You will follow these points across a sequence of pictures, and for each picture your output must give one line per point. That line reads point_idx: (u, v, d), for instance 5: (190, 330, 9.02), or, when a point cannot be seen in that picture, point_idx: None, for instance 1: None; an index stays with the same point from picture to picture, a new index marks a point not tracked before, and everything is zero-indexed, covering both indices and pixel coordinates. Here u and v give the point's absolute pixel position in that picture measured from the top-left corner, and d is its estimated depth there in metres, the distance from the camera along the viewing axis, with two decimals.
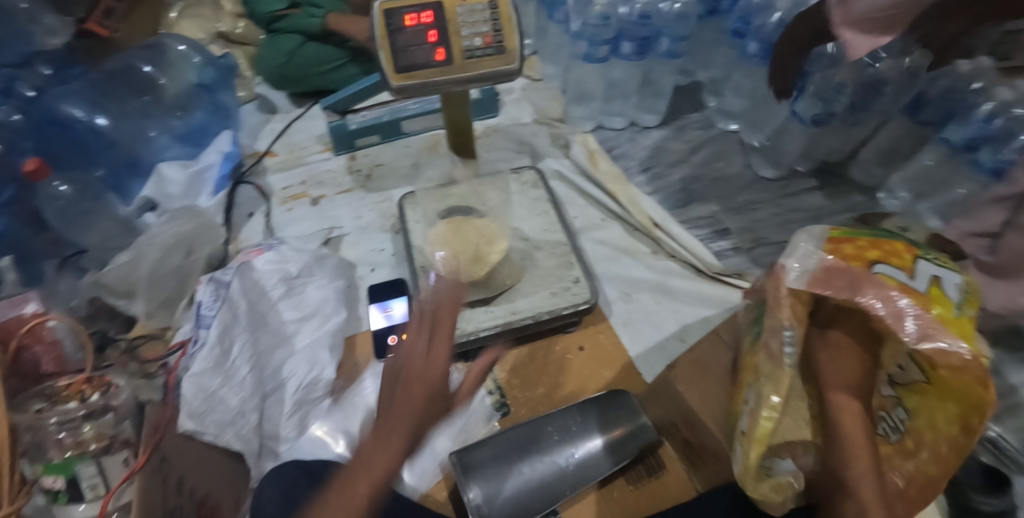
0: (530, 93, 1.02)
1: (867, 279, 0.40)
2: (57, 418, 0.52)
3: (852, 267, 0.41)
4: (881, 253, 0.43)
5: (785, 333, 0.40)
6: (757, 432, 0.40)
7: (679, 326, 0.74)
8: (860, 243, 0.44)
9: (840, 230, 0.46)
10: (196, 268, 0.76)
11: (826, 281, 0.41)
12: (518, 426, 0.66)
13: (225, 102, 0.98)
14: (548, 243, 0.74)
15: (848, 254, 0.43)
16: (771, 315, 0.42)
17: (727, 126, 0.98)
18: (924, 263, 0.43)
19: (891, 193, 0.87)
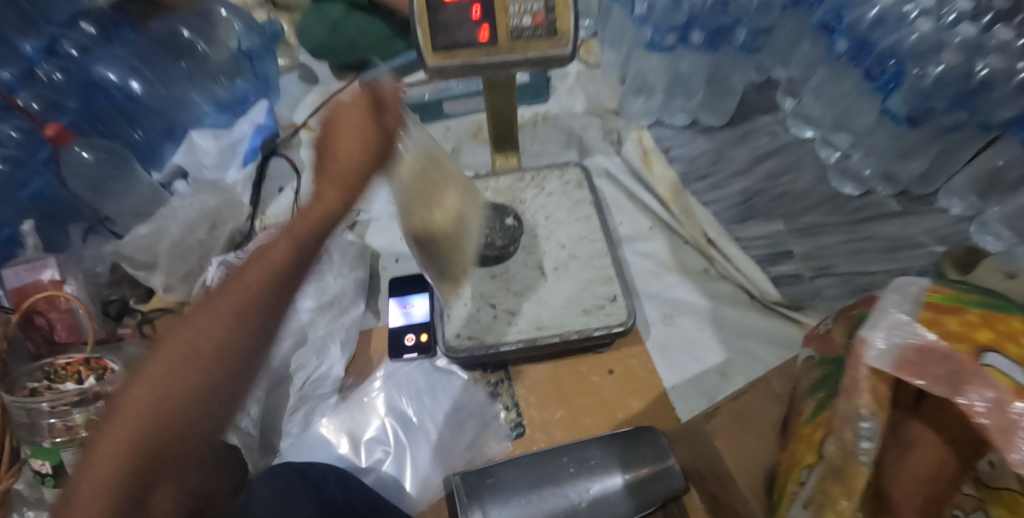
0: (585, 82, 0.93)
1: (975, 373, 0.31)
2: (50, 401, 0.50)
3: (957, 352, 0.32)
4: (996, 335, 0.34)
5: (862, 424, 0.33)
6: None
7: (722, 358, 0.67)
8: (969, 317, 0.35)
9: (942, 293, 0.37)
10: (218, 245, 0.74)
11: (920, 368, 0.33)
12: (531, 455, 0.60)
13: (267, 73, 0.94)
14: (587, 253, 0.66)
15: (949, 329, 0.34)
16: (847, 399, 0.35)
17: (801, 132, 0.87)
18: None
19: (989, 231, 0.76)
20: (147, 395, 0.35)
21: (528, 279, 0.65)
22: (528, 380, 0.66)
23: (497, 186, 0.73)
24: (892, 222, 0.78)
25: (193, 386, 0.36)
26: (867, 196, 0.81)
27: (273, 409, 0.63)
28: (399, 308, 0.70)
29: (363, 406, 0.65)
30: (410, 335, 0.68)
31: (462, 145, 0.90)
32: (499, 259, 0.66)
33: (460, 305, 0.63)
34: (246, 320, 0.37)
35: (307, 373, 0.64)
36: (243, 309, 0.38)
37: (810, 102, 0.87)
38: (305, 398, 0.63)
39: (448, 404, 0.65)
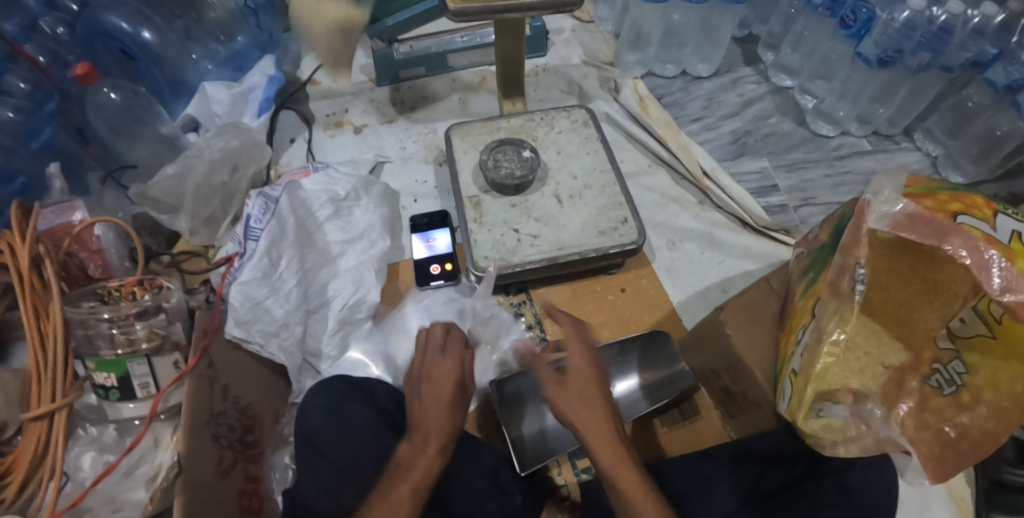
0: (580, 35, 0.98)
1: (954, 230, 0.44)
2: (110, 314, 0.56)
3: (937, 217, 0.45)
4: (963, 206, 0.48)
5: (856, 272, 0.47)
6: (815, 372, 0.48)
7: (722, 277, 0.74)
8: (941, 197, 0.49)
9: (920, 185, 0.51)
10: (240, 187, 0.79)
11: (916, 223, 0.46)
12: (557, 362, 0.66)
13: (269, 28, 1.00)
14: (599, 183, 0.71)
15: (937, 203, 0.48)
16: (846, 253, 0.47)
17: (781, 81, 0.97)
18: (1004, 219, 0.48)
19: (956, 168, 0.92)
20: None
21: (546, 206, 0.69)
22: (548, 301, 0.72)
23: (510, 126, 0.77)
24: (867, 158, 0.90)
25: None
26: (841, 136, 0.92)
27: (313, 332, 0.67)
28: (422, 243, 0.75)
29: (393, 329, 0.70)
30: (436, 265, 0.73)
31: (468, 94, 0.93)
32: (519, 188, 0.70)
33: (486, 231, 0.68)
34: None
35: (344, 299, 0.69)
36: None
37: (789, 52, 0.95)
38: (342, 323, 0.68)
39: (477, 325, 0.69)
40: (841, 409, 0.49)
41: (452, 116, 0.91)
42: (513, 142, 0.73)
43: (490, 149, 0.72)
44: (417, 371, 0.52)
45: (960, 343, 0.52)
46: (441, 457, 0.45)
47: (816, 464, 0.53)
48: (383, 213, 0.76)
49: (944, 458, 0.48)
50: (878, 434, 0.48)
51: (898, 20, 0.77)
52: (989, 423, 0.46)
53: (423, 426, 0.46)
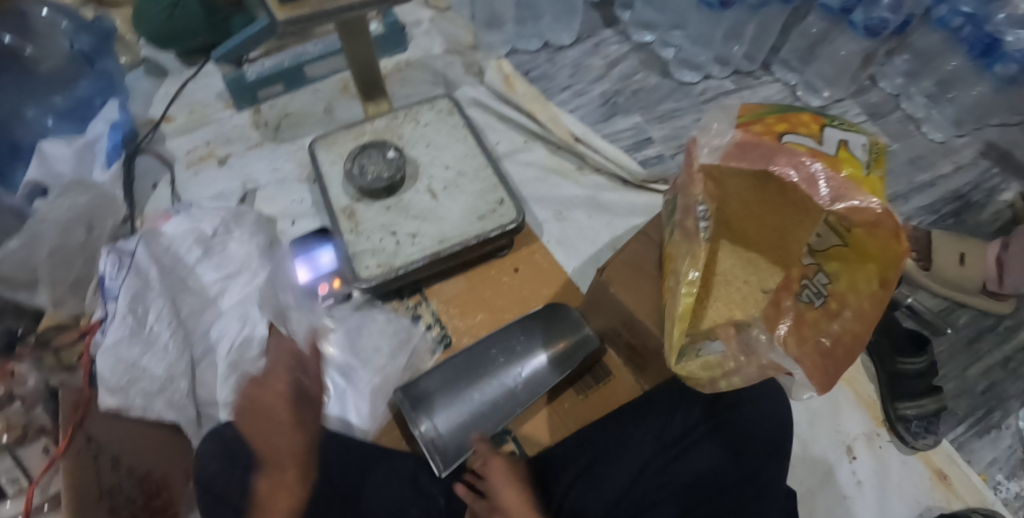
0: (440, 23, 0.96)
1: (779, 153, 0.46)
2: None
3: (765, 141, 0.47)
4: (790, 126, 0.51)
5: (698, 208, 0.51)
6: (679, 310, 0.50)
7: (612, 236, 0.76)
8: (769, 121, 0.52)
9: (752, 111, 0.53)
10: (102, 242, 0.75)
11: (743, 152, 0.48)
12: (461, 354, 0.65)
13: (109, 70, 0.93)
14: (471, 169, 0.70)
15: (767, 127, 0.51)
16: (687, 193, 0.51)
17: (642, 37, 0.99)
18: (830, 131, 0.51)
19: (813, 89, 0.98)
20: None
21: (421, 202, 0.68)
22: (445, 295, 0.72)
23: (375, 128, 0.74)
24: (731, 97, 0.95)
25: None
26: (705, 79, 0.96)
27: (204, 379, 0.66)
28: (306, 265, 0.72)
29: None
30: (324, 284, 0.70)
31: (334, 102, 0.90)
32: (391, 189, 0.68)
33: (366, 240, 0.66)
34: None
35: (231, 341, 0.66)
36: None
37: (643, 8, 0.97)
38: (234, 365, 0.66)
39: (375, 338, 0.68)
40: (719, 347, 0.53)
41: (320, 128, 0.88)
42: (377, 144, 0.70)
43: (355, 156, 0.69)
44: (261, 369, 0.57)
45: (821, 255, 0.54)
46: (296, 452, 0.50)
47: (711, 403, 0.56)
48: (262, 241, 0.73)
49: (828, 370, 0.51)
50: (756, 360, 0.51)
51: None
52: (850, 331, 0.48)
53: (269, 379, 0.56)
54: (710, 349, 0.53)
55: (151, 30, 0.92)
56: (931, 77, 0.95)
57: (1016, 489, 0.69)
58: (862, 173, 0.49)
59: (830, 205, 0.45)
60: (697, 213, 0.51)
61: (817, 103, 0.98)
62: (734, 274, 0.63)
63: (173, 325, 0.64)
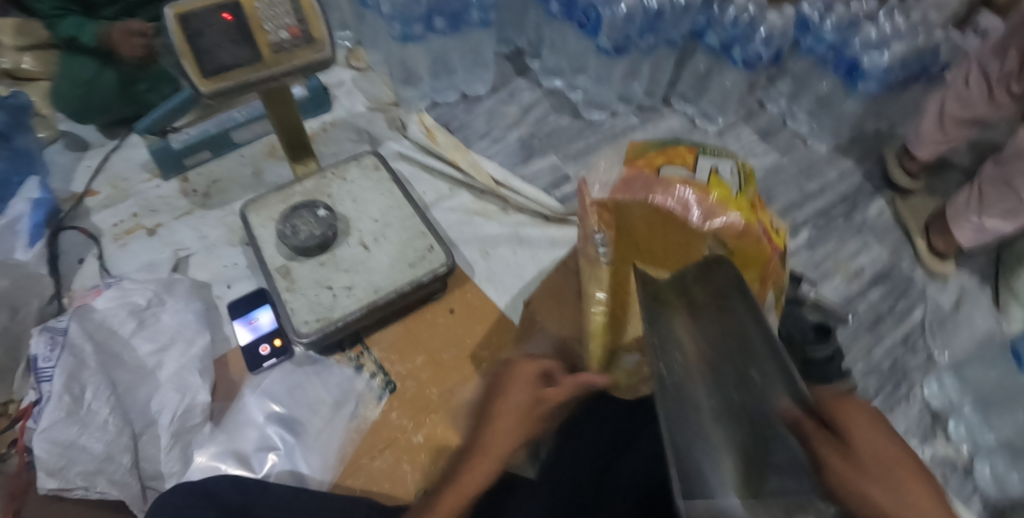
0: (360, 82, 1.01)
1: (657, 185, 0.56)
2: None
3: (644, 175, 0.57)
4: (667, 159, 0.60)
5: (597, 236, 0.60)
6: (593, 324, 0.62)
7: (538, 269, 0.81)
8: (651, 156, 0.60)
9: (637, 147, 0.62)
10: (28, 326, 0.74)
11: (627, 186, 0.58)
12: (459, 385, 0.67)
13: (24, 146, 0.90)
14: (399, 219, 0.75)
15: (648, 161, 0.59)
16: (586, 223, 0.62)
17: (552, 83, 1.08)
18: (702, 160, 0.60)
19: (708, 118, 1.09)
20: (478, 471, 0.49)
21: (353, 255, 0.72)
22: (384, 343, 0.75)
23: (303, 188, 0.77)
24: (636, 132, 1.05)
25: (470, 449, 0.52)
26: (612, 117, 1.06)
27: (147, 455, 0.65)
28: (245, 327, 0.74)
29: (236, 423, 0.68)
30: (264, 344, 0.72)
31: (260, 166, 0.93)
32: (323, 246, 0.71)
33: (300, 296, 0.68)
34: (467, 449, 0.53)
35: (171, 412, 0.66)
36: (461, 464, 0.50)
37: (549, 55, 1.07)
38: (177, 435, 0.66)
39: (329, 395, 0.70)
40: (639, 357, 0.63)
41: (249, 192, 0.90)
42: (306, 204, 0.74)
43: (285, 217, 0.73)
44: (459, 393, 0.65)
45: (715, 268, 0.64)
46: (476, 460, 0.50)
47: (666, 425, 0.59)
48: (197, 308, 0.74)
49: None
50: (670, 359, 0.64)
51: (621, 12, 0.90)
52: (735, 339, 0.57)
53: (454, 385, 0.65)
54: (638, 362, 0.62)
55: (66, 105, 0.93)
56: (808, 96, 1.08)
57: (930, 451, 0.78)
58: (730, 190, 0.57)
59: (702, 223, 0.55)
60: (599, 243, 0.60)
61: (713, 130, 1.09)
62: (645, 274, 0.64)
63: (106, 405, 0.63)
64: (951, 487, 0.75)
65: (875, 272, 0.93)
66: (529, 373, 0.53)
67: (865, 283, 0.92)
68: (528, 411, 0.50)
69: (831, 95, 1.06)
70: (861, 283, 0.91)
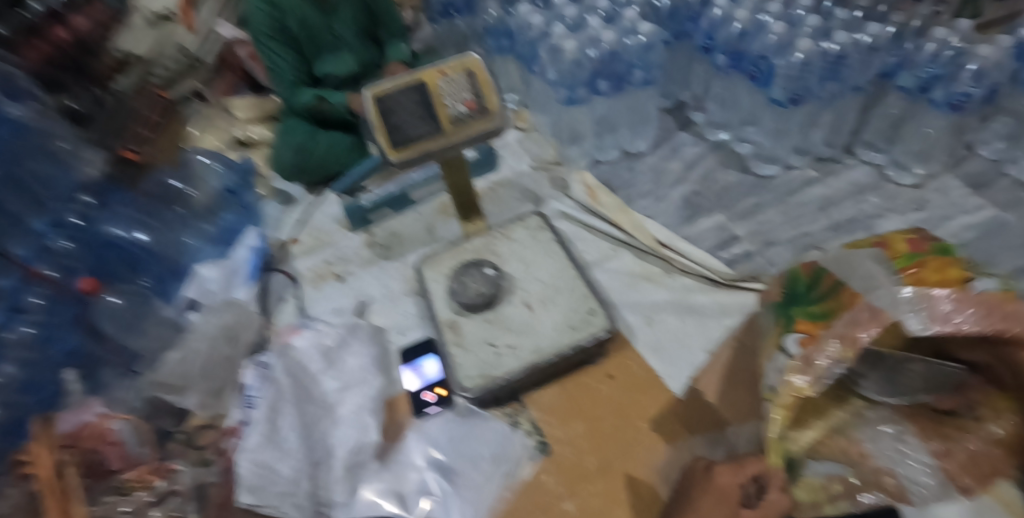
0: (527, 144, 1.04)
1: (969, 310, 0.51)
2: (132, 505, 0.71)
3: (964, 302, 0.52)
4: (937, 280, 0.57)
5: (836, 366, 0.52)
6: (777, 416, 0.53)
7: (706, 339, 0.76)
8: (918, 275, 0.58)
9: (894, 262, 0.59)
10: (240, 354, 0.86)
11: (937, 316, 0.52)
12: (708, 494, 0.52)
13: (250, 202, 1.09)
14: (563, 281, 0.75)
15: (922, 281, 0.57)
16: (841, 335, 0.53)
17: (718, 136, 1.03)
18: (962, 281, 0.57)
19: (906, 170, 0.96)
20: None
21: (518, 315, 0.73)
22: (542, 404, 0.75)
23: (473, 246, 0.81)
24: (817, 186, 0.95)
25: None
26: (786, 171, 0.97)
27: (323, 483, 0.70)
28: (412, 373, 0.80)
29: (399, 464, 0.70)
30: (428, 392, 0.77)
31: (434, 223, 1.01)
32: (489, 303, 0.74)
33: (467, 351, 0.71)
34: None
35: (347, 445, 0.71)
36: None
37: (713, 109, 1.02)
38: (350, 469, 0.69)
39: (492, 450, 0.71)
40: (836, 467, 0.58)
41: (423, 246, 0.98)
42: (476, 263, 0.78)
43: (457, 275, 0.77)
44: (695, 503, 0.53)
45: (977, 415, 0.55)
46: None
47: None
48: (373, 353, 0.81)
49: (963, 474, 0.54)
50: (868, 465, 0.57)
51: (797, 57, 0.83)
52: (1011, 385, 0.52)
53: None
54: (861, 499, 0.55)
55: (283, 162, 1.09)
56: None
57: None
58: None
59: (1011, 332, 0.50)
60: (830, 372, 0.52)
61: (913, 181, 0.94)
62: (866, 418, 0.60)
63: (295, 434, 0.74)
64: None
65: None
66: (730, 491, 0.51)
67: None
68: None
69: None
70: None
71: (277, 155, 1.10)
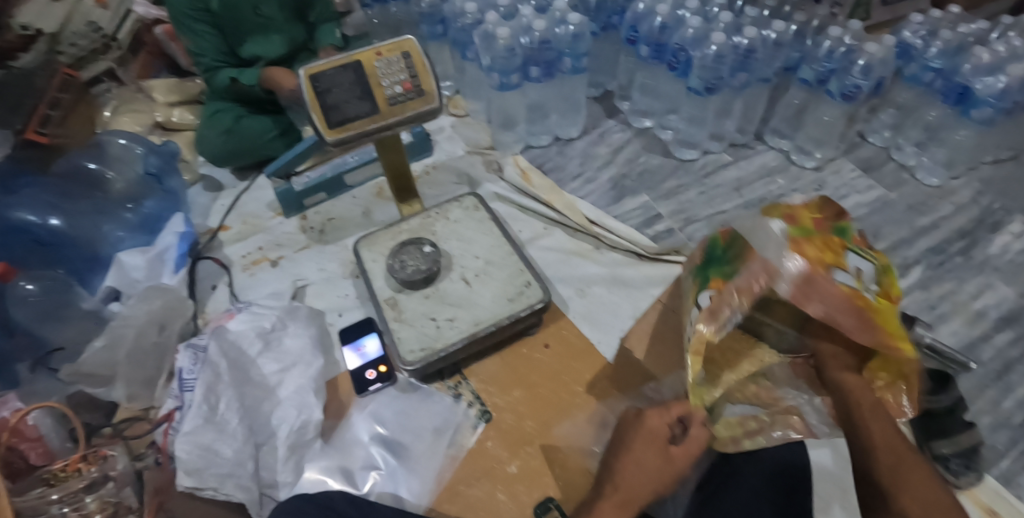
0: (460, 129, 1.09)
1: (828, 299, 0.56)
2: (59, 494, 0.65)
3: (820, 285, 0.56)
4: (829, 254, 0.58)
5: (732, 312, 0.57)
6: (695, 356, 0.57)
7: (634, 308, 0.82)
8: (814, 244, 0.58)
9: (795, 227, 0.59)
10: (171, 342, 0.83)
11: (812, 294, 0.56)
12: (640, 434, 0.57)
13: (174, 187, 1.03)
14: (499, 257, 0.79)
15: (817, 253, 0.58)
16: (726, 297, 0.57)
17: (642, 123, 1.10)
18: (850, 255, 0.60)
19: (807, 154, 1.06)
20: None
21: (457, 290, 0.76)
22: (482, 375, 0.78)
23: (410, 227, 0.83)
24: (731, 169, 1.04)
25: (626, 495, 0.54)
26: (703, 155, 1.06)
27: (266, 464, 0.70)
28: (353, 353, 0.80)
29: (344, 441, 0.73)
30: (370, 370, 0.77)
31: (370, 206, 1.02)
32: (428, 280, 0.76)
33: (409, 327, 0.73)
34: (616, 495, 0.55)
35: (289, 425, 0.72)
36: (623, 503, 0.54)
37: (639, 98, 1.08)
38: (293, 448, 0.71)
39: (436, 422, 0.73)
40: (750, 408, 0.63)
41: (359, 230, 0.99)
42: (416, 241, 0.79)
43: (395, 253, 0.79)
44: (629, 440, 0.58)
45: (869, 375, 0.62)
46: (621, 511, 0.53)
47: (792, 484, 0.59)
48: (312, 333, 0.81)
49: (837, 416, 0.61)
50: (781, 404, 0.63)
51: (711, 50, 0.90)
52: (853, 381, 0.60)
53: (634, 458, 0.56)
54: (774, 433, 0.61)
55: (208, 147, 1.05)
56: (916, 128, 1.04)
57: None
58: (885, 305, 0.58)
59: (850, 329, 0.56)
60: (729, 320, 0.57)
61: (811, 165, 1.05)
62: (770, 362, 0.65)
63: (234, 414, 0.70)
64: None
65: (1002, 316, 0.87)
66: (659, 430, 0.57)
67: (988, 328, 0.85)
68: (661, 473, 0.54)
69: (942, 124, 1.01)
70: (987, 328, 0.85)
71: (202, 139, 1.06)
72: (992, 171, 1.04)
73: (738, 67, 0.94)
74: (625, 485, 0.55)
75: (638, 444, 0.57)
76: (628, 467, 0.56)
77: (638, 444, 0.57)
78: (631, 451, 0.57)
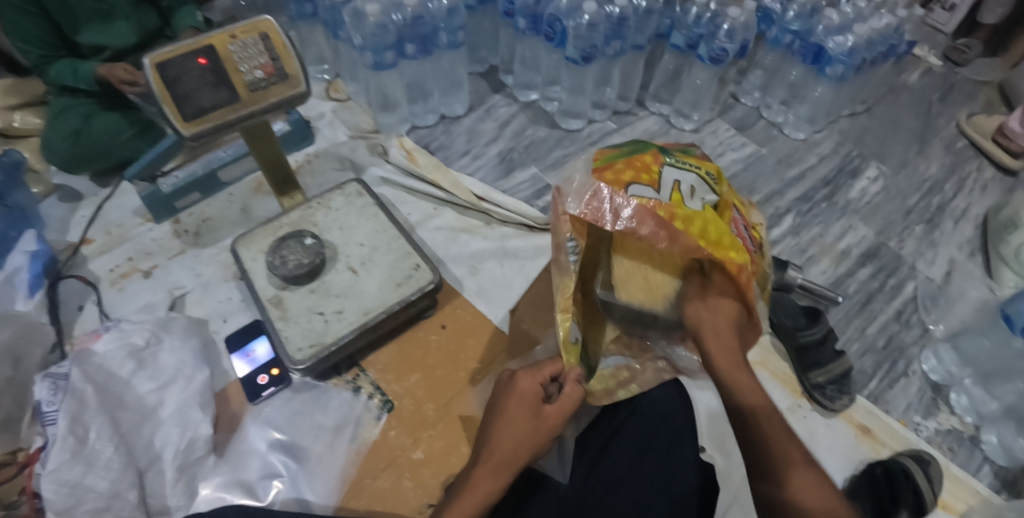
0: (340, 113, 1.05)
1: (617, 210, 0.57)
2: None
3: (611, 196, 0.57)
4: (634, 174, 0.60)
5: (568, 245, 0.61)
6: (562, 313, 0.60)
7: (526, 280, 0.84)
8: (618, 167, 0.61)
9: (604, 159, 0.63)
10: (30, 375, 0.74)
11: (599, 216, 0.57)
12: (511, 396, 0.58)
13: (19, 202, 0.88)
14: (384, 242, 0.77)
15: (620, 174, 0.60)
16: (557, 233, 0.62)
17: (527, 96, 1.11)
18: (666, 173, 0.61)
19: (684, 116, 1.12)
20: (488, 484, 0.54)
21: (342, 280, 0.74)
22: (379, 364, 0.77)
23: (290, 220, 0.79)
24: (614, 135, 1.08)
25: (499, 458, 0.55)
26: (588, 125, 1.09)
27: (153, 489, 0.66)
28: (243, 360, 0.76)
29: (240, 453, 0.70)
30: (262, 374, 0.75)
31: (249, 202, 0.96)
32: (312, 273, 0.73)
33: (294, 324, 0.70)
34: (494, 458, 0.56)
35: (174, 446, 0.68)
36: (497, 463, 0.55)
37: (521, 71, 1.09)
38: (181, 470, 0.67)
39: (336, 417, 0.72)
40: (622, 359, 0.69)
41: (239, 228, 0.93)
42: (295, 235, 0.76)
43: (274, 248, 0.74)
44: (500, 401, 0.59)
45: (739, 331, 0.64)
46: (498, 472, 0.55)
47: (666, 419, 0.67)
48: (192, 345, 0.76)
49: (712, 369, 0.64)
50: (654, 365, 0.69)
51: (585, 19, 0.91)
52: (744, 369, 0.60)
53: (506, 419, 0.57)
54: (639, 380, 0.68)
55: (52, 154, 0.94)
56: (780, 86, 1.11)
57: (934, 425, 0.79)
58: (711, 216, 0.59)
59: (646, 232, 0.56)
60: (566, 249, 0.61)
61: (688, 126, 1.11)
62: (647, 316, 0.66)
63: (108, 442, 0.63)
64: (959, 458, 0.76)
65: (861, 252, 0.96)
66: (526, 389, 0.59)
67: (851, 264, 0.94)
68: (533, 430, 0.56)
69: (802, 82, 1.08)
70: (848, 263, 0.94)
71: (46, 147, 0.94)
72: (849, 123, 1.14)
73: (614, 36, 0.95)
74: (499, 446, 0.56)
75: (508, 404, 0.58)
76: (500, 425, 0.57)
77: (509, 403, 0.58)
78: (501, 412, 0.58)
